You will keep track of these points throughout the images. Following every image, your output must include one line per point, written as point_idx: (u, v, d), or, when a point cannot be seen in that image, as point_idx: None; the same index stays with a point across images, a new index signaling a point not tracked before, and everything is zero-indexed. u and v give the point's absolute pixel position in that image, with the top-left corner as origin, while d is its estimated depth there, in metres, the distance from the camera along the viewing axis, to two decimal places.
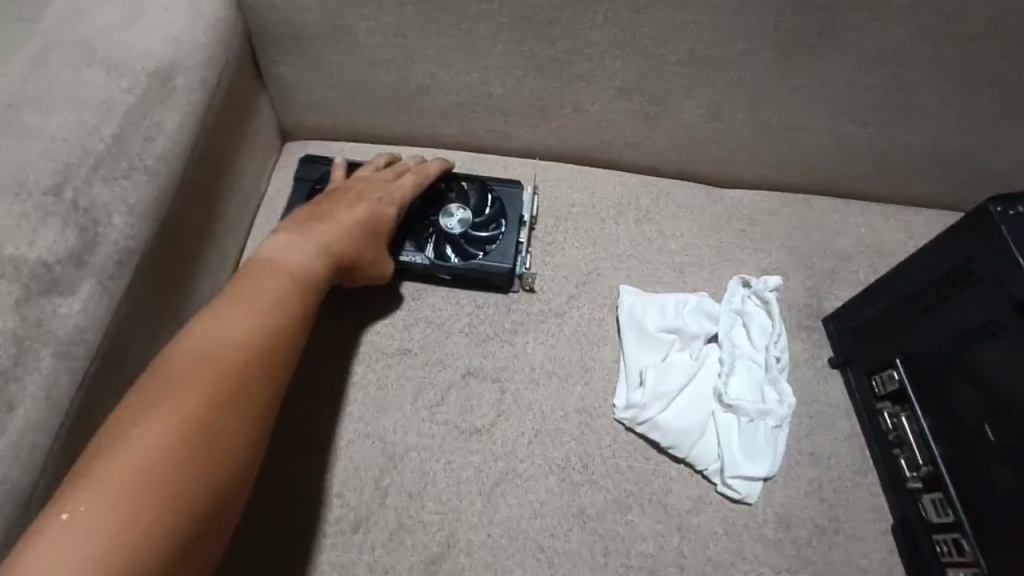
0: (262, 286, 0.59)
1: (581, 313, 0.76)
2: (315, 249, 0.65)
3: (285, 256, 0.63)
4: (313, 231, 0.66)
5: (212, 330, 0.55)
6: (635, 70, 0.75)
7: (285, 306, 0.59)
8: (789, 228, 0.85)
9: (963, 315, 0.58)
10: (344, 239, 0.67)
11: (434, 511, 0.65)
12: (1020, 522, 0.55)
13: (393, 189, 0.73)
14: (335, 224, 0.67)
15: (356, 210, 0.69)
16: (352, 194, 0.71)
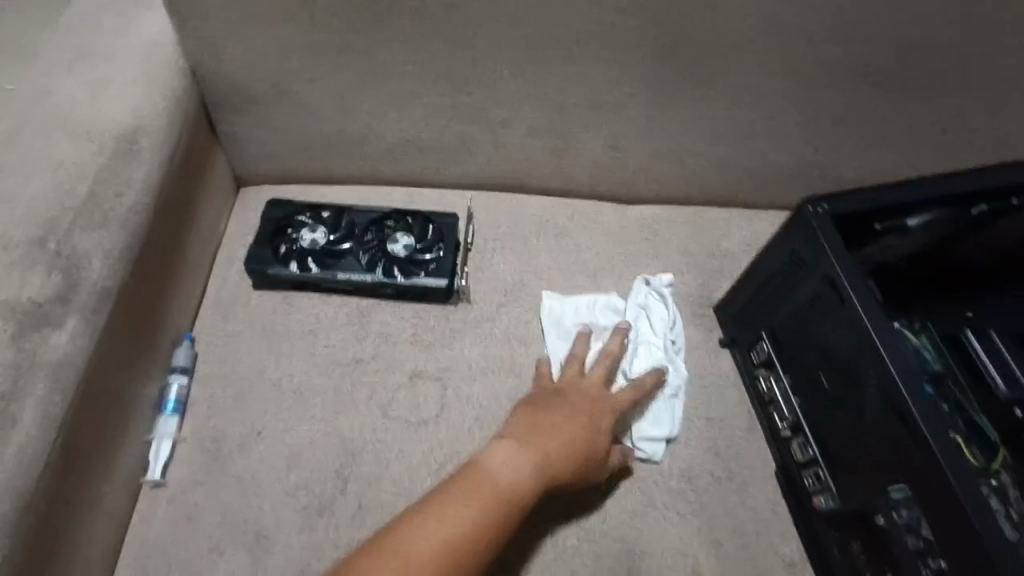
0: (484, 493, 0.60)
1: (510, 318, 0.89)
2: (534, 467, 0.64)
3: (500, 464, 0.64)
4: (532, 446, 0.65)
5: (430, 529, 0.56)
6: (541, 113, 0.89)
7: (498, 522, 0.58)
8: (685, 233, 0.99)
9: (800, 293, 0.73)
10: (560, 462, 0.65)
11: (390, 493, 0.76)
12: (851, 450, 0.70)
13: (604, 403, 0.75)
14: (557, 440, 0.67)
15: (581, 421, 0.70)
16: (581, 402, 0.73)
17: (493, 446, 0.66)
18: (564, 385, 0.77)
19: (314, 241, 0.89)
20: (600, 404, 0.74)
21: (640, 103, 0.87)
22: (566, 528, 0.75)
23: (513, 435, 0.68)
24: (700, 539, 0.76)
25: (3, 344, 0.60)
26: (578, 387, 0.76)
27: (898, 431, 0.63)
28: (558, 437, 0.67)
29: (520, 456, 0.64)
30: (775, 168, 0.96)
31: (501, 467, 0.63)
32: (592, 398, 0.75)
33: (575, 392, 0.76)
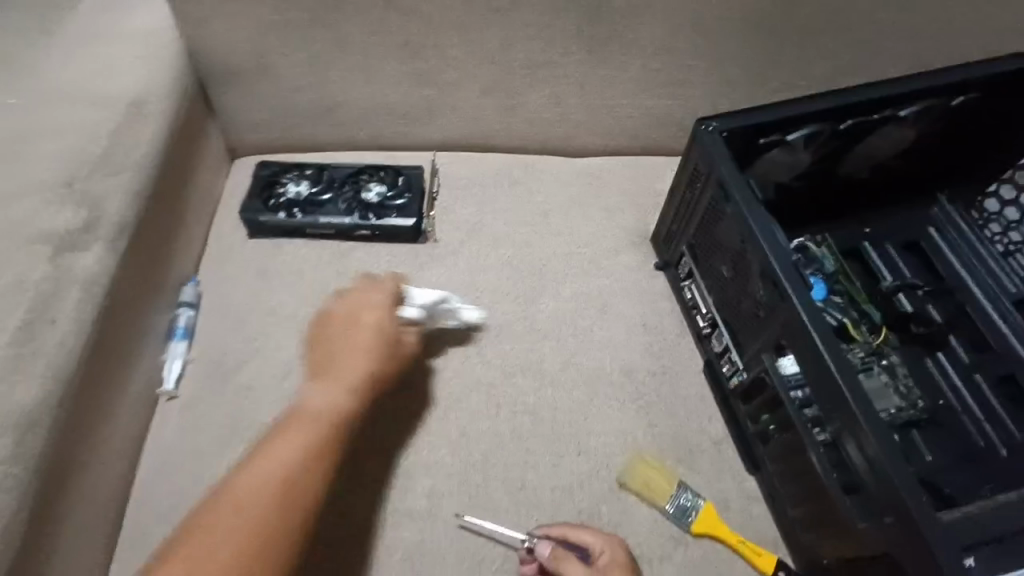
0: (309, 425, 0.68)
1: (471, 252, 1.03)
2: (346, 389, 0.73)
3: (322, 397, 0.72)
4: (341, 378, 0.74)
5: (269, 459, 0.64)
6: (488, 73, 1.04)
7: (329, 437, 0.68)
8: (626, 177, 1.12)
9: (702, 203, 0.86)
10: (355, 377, 0.75)
11: (370, 394, 0.89)
12: (750, 329, 0.83)
13: (392, 325, 0.82)
14: (343, 363, 0.76)
15: (350, 340, 0.79)
16: (357, 321, 0.81)
17: (309, 387, 0.74)
18: (350, 306, 0.83)
19: (298, 193, 1.03)
20: (377, 316, 0.82)
21: (572, 61, 1.02)
22: (521, 415, 0.88)
23: (316, 375, 0.76)
24: (637, 421, 0.89)
25: (44, 260, 0.74)
26: (353, 307, 0.83)
27: (774, 297, 0.76)
28: (343, 365, 0.76)
29: (327, 389, 0.73)
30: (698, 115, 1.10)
31: (319, 401, 0.72)
32: (360, 311, 0.82)
33: (357, 312, 0.82)
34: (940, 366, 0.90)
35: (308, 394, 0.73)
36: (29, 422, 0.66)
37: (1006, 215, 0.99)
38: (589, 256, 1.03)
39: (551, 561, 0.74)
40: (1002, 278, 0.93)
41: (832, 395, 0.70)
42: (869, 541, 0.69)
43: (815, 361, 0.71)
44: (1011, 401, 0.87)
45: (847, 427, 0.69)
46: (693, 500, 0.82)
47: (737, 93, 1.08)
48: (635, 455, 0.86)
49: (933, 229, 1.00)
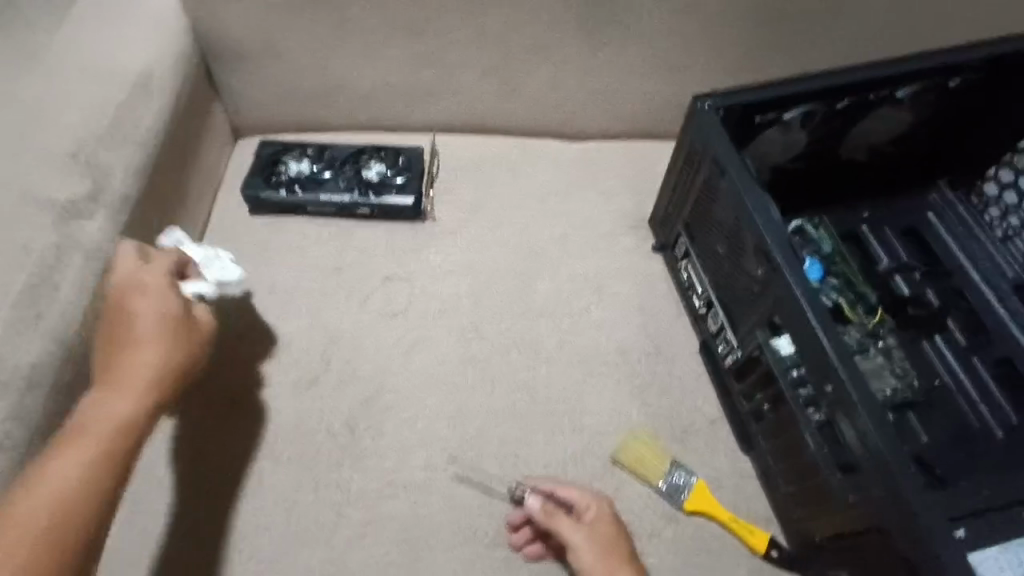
0: (83, 445, 0.56)
1: (471, 231, 1.03)
2: (136, 390, 0.61)
3: (99, 406, 0.59)
4: (126, 380, 0.61)
5: (35, 494, 0.53)
6: (489, 55, 1.04)
7: (106, 457, 0.57)
8: (624, 162, 1.12)
9: (698, 181, 0.87)
10: (145, 372, 0.62)
11: (367, 368, 0.90)
12: (743, 305, 0.83)
13: (172, 307, 0.67)
14: (133, 358, 0.63)
15: (134, 326, 0.64)
16: (139, 299, 0.66)
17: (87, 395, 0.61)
18: (123, 283, 0.68)
19: (299, 170, 1.05)
20: (162, 293, 0.68)
21: (573, 43, 1.02)
22: (516, 391, 0.89)
23: (101, 374, 0.63)
24: (631, 400, 0.89)
25: (51, 228, 0.76)
26: (131, 284, 0.67)
27: (766, 271, 0.76)
28: (141, 361, 0.63)
29: (115, 395, 0.61)
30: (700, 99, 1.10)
31: (102, 409, 0.59)
32: (139, 286, 0.67)
33: (137, 292, 0.67)
34: (938, 349, 0.90)
35: (80, 404, 0.60)
36: (32, 381, 0.68)
37: (1005, 199, 0.96)
38: (587, 237, 1.03)
39: (538, 515, 0.76)
40: (1000, 263, 0.95)
41: (821, 367, 0.70)
42: (856, 516, 0.69)
43: (806, 333, 0.71)
44: (1008, 384, 0.87)
45: (836, 400, 0.69)
46: (686, 479, 0.82)
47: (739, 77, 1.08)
48: (628, 433, 0.86)
49: (931, 214, 1.00)
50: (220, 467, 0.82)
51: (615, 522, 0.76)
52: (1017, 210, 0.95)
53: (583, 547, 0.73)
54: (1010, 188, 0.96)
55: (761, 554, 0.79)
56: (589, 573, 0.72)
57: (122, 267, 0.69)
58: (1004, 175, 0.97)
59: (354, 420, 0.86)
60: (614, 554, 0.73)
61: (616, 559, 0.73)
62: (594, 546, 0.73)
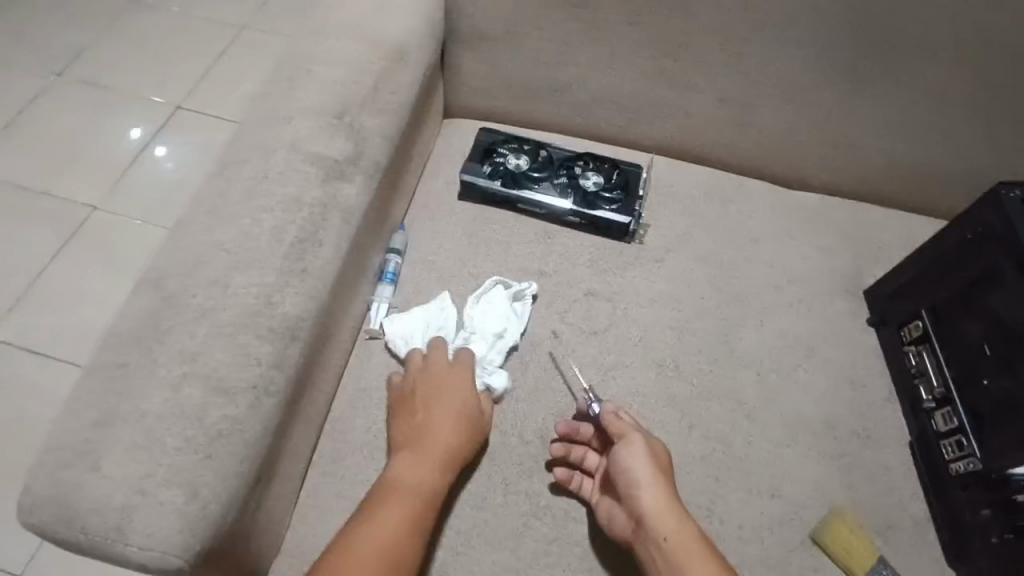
0: (401, 505, 0.70)
1: (676, 262, 0.99)
2: (437, 469, 0.75)
3: (411, 473, 0.74)
4: (430, 454, 0.76)
5: (367, 538, 0.67)
6: (735, 85, 0.98)
7: (415, 518, 0.70)
8: (841, 222, 1.05)
9: (975, 270, 0.81)
10: (443, 455, 0.76)
11: (562, 381, 0.88)
12: (1000, 414, 0.76)
13: (464, 396, 0.81)
14: (434, 441, 0.76)
15: (439, 416, 0.78)
16: (446, 392, 0.80)
17: (396, 458, 0.76)
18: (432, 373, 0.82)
19: (517, 165, 1.05)
20: (462, 389, 0.81)
21: (835, 90, 0.95)
22: (712, 441, 0.85)
23: (407, 443, 0.78)
24: (836, 480, 0.83)
25: (317, 183, 0.77)
26: (440, 375, 0.82)
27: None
28: (440, 438, 0.77)
29: (419, 464, 0.75)
30: (957, 173, 0.99)
31: (414, 479, 0.73)
32: (448, 380, 0.81)
33: (445, 384, 0.81)
34: None
35: (395, 466, 0.75)
36: (292, 332, 0.69)
37: None
38: (799, 294, 0.97)
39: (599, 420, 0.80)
40: None
41: None
42: None
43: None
44: None
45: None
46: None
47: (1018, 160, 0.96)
48: (834, 513, 0.81)
49: None
50: None
51: (662, 448, 0.80)
52: None
53: (636, 451, 0.76)
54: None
55: None
56: (633, 460, 0.75)
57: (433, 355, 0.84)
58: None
59: (547, 433, 0.84)
60: (661, 470, 0.76)
61: (660, 472, 0.76)
62: (647, 446, 0.77)
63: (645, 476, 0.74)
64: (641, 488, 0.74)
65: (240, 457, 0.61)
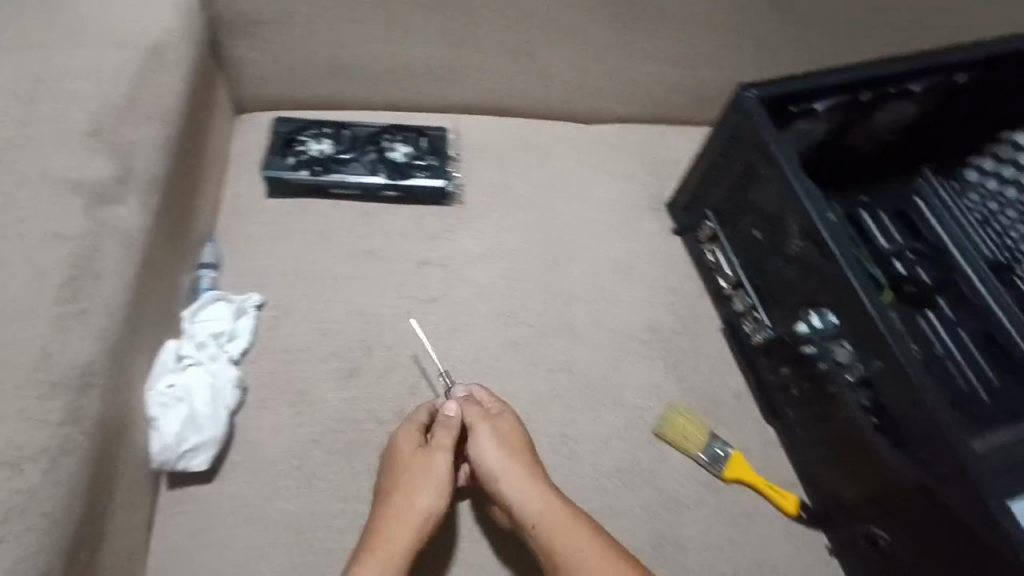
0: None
1: (497, 215, 1.04)
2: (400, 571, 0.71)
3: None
4: (397, 553, 0.71)
5: None
6: (516, 35, 1.00)
7: None
8: (638, 148, 1.14)
9: (739, 168, 0.90)
10: (405, 558, 0.71)
11: (409, 354, 0.89)
12: (777, 284, 0.89)
13: (442, 476, 0.77)
14: (397, 543, 0.72)
15: (405, 514, 0.73)
16: (414, 482, 0.75)
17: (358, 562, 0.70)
18: (394, 460, 0.77)
19: (321, 151, 1.02)
20: (434, 472, 0.77)
21: (606, 24, 1.00)
22: (557, 373, 0.91)
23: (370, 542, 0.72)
24: (667, 377, 0.94)
25: (81, 214, 0.70)
26: (406, 464, 0.77)
27: (811, 250, 0.80)
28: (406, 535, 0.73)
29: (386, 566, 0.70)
30: (726, 84, 1.10)
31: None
32: (415, 469, 0.76)
33: (413, 471, 0.76)
34: (930, 322, 0.99)
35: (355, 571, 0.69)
36: (85, 380, 0.63)
37: (986, 183, 1.07)
38: (610, 222, 1.07)
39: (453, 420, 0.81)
40: (981, 244, 1.05)
41: (868, 343, 0.74)
42: (910, 483, 0.72)
43: (859, 313, 0.75)
44: (989, 353, 0.97)
45: (891, 373, 0.72)
46: (724, 449, 0.87)
47: (769, 63, 1.07)
48: (668, 408, 0.91)
49: (917, 198, 1.09)
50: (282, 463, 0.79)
51: (522, 430, 0.81)
52: (995, 195, 1.06)
53: (486, 441, 0.78)
54: (1006, 165, 1.06)
55: (792, 515, 0.85)
56: (486, 453, 0.78)
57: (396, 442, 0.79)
58: (1002, 152, 1.06)
59: (402, 407, 0.85)
60: (520, 458, 0.78)
61: (518, 457, 0.78)
62: (495, 433, 0.79)
63: (501, 465, 0.77)
64: (501, 480, 0.77)
65: (46, 526, 0.56)
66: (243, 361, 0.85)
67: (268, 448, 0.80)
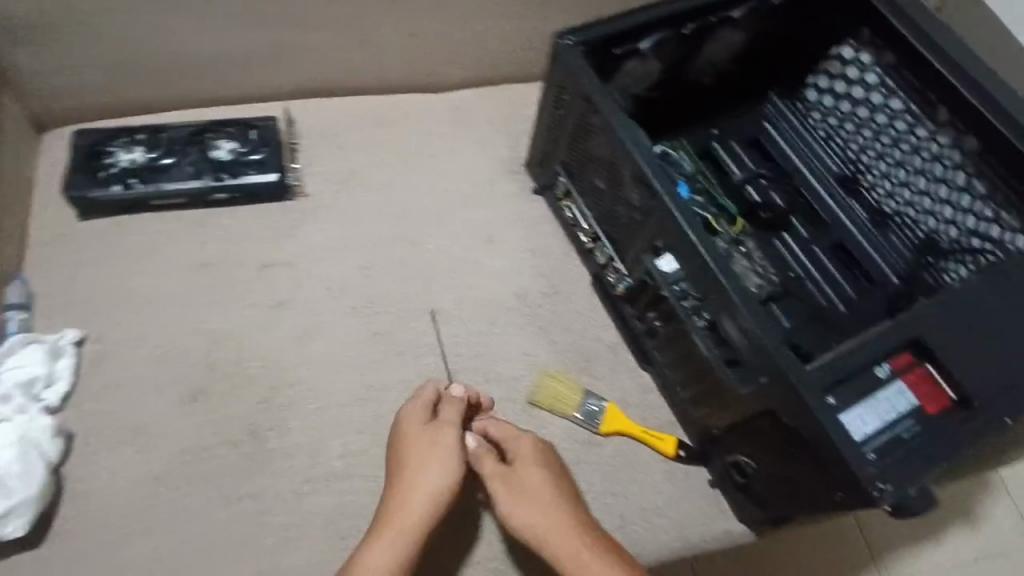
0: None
1: (346, 201, 0.98)
2: (404, 541, 0.71)
3: (375, 553, 0.70)
4: (401, 525, 0.72)
5: None
6: (340, 7, 0.91)
7: None
8: (493, 112, 1.10)
9: (573, 120, 0.86)
10: (415, 534, 0.72)
11: (258, 366, 0.84)
12: (622, 233, 0.87)
13: (449, 448, 0.77)
14: (407, 519, 0.72)
15: (417, 489, 0.74)
16: (426, 460, 0.76)
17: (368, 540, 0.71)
18: (408, 440, 0.77)
19: (133, 160, 0.92)
20: (445, 451, 0.77)
21: None
22: (424, 355, 0.89)
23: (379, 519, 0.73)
24: (536, 341, 0.93)
25: None
26: (418, 442, 0.77)
27: (642, 196, 0.77)
28: (413, 503, 0.73)
29: (389, 538, 0.71)
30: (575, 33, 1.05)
31: (381, 564, 0.69)
32: (427, 449, 0.76)
33: (420, 445, 0.77)
34: (787, 245, 1.02)
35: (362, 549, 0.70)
36: None
37: (823, 101, 1.06)
38: (467, 191, 1.03)
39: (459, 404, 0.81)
40: (824, 158, 1.06)
41: (703, 281, 0.72)
42: (760, 410, 0.71)
43: (691, 252, 0.72)
44: (842, 265, 1.01)
45: (727, 308, 0.70)
46: (598, 404, 0.88)
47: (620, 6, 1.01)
48: (541, 373, 0.91)
49: (767, 124, 1.10)
50: (131, 504, 0.75)
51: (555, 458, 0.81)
52: (833, 111, 1.05)
53: (525, 461, 0.79)
54: (838, 80, 1.03)
55: (671, 455, 0.87)
56: (525, 475, 0.77)
57: (408, 420, 0.79)
58: (833, 68, 1.03)
59: (256, 424, 0.81)
60: (529, 489, 0.76)
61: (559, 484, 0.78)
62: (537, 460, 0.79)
63: (538, 482, 0.77)
64: (534, 498, 0.76)
65: None
66: (64, 407, 0.79)
67: (114, 492, 0.75)
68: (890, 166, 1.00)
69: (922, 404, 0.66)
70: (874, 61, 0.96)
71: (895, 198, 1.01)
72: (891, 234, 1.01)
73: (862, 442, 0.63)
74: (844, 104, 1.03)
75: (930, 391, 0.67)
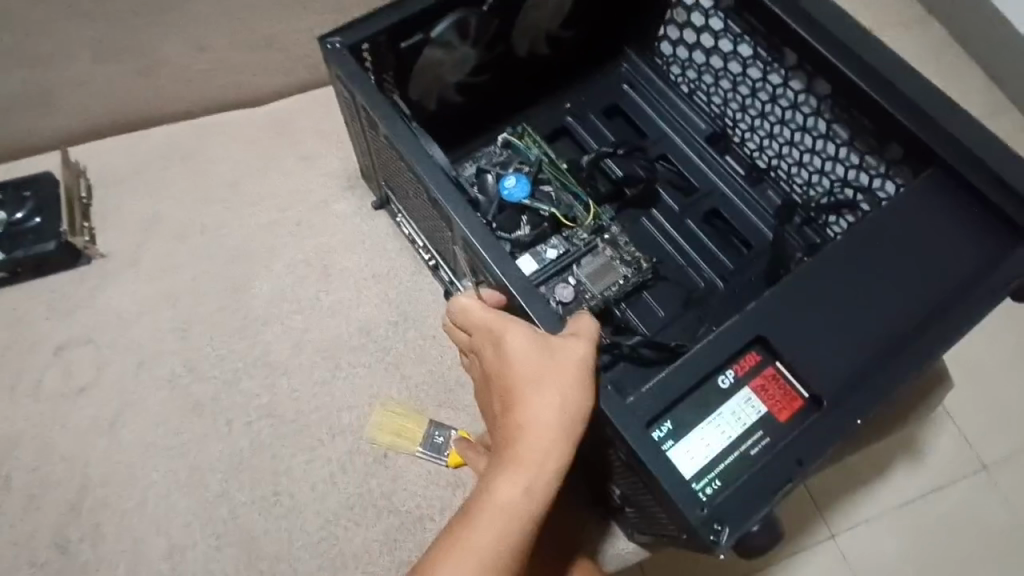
0: (482, 548, 0.54)
1: (152, 254, 0.87)
2: (531, 479, 0.55)
3: (492, 503, 0.55)
4: (526, 459, 0.55)
5: None
6: (95, 34, 0.77)
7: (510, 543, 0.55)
8: (319, 118, 0.95)
9: (366, 132, 0.74)
10: (550, 469, 0.55)
11: (61, 468, 0.77)
12: (446, 253, 0.76)
13: (576, 367, 0.55)
14: (537, 453, 0.55)
15: (543, 418, 0.55)
16: (551, 387, 0.55)
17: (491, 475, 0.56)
18: (515, 358, 0.57)
19: None
20: (574, 371, 0.55)
21: None
22: (257, 420, 0.80)
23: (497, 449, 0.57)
24: (385, 377, 0.83)
25: None
26: (534, 361, 0.56)
27: (442, 216, 0.67)
28: (538, 435, 0.55)
29: (514, 474, 0.55)
30: None
31: (508, 508, 0.55)
32: (548, 368, 0.55)
33: (540, 362, 0.56)
34: (658, 222, 0.91)
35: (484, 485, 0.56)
36: None
37: (678, 54, 0.94)
38: (294, 219, 0.91)
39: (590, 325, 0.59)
40: (692, 117, 0.95)
41: (516, 309, 0.62)
42: (604, 443, 0.62)
43: (497, 278, 0.61)
44: (719, 235, 0.91)
45: None
46: (444, 432, 0.80)
47: None
48: (383, 410, 0.82)
49: (626, 86, 0.97)
50: None
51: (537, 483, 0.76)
52: (690, 64, 0.93)
53: None
54: (686, 28, 0.91)
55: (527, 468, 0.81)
56: None
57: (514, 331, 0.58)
58: (678, 15, 0.91)
59: (64, 537, 0.75)
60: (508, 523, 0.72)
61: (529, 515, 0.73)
62: None
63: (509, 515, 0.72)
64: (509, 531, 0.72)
65: None
66: None
67: None
68: (755, 118, 0.89)
69: (770, 410, 0.58)
70: (715, 5, 0.84)
71: (767, 151, 0.91)
72: (768, 190, 0.91)
73: (698, 476, 0.55)
74: (698, 56, 0.91)
75: (779, 392, 0.59)
